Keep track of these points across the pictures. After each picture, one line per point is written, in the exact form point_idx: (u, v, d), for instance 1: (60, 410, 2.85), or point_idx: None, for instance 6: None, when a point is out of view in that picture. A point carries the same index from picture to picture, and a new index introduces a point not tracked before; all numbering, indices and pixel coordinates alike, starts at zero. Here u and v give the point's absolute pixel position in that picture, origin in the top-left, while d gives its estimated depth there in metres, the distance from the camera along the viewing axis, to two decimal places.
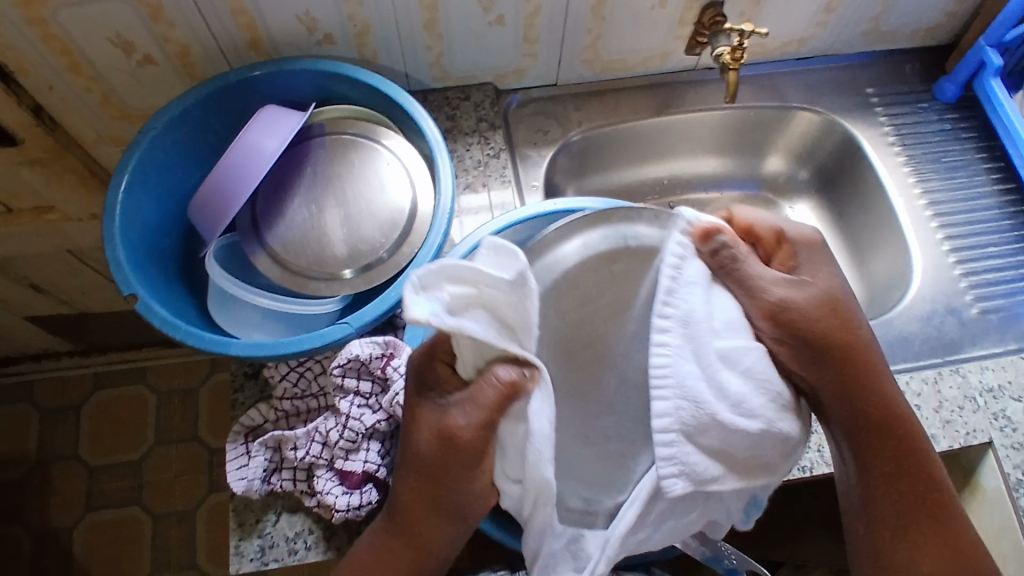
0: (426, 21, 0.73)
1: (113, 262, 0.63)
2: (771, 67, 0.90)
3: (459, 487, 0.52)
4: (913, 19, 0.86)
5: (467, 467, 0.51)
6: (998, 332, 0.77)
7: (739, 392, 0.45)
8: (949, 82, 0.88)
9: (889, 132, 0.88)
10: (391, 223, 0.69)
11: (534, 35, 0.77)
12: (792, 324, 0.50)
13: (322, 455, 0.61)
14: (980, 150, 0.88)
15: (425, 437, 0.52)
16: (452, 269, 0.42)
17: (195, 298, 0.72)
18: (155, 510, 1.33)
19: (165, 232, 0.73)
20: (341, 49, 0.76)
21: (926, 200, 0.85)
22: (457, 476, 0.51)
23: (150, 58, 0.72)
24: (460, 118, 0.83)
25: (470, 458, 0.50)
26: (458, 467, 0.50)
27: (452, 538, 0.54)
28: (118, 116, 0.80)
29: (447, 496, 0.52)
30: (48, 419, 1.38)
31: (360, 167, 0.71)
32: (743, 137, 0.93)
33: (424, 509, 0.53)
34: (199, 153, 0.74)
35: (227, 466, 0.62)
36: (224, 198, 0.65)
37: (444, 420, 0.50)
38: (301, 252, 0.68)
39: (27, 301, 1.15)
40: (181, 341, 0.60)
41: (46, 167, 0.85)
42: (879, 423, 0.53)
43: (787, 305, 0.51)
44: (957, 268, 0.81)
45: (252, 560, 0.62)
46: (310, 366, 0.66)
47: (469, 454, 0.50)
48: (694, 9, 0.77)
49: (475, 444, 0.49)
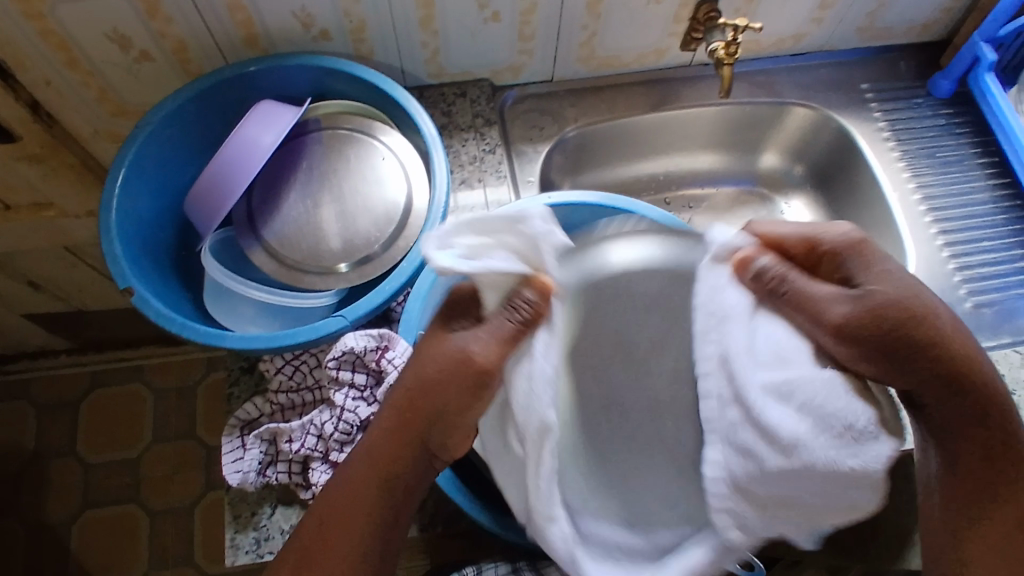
0: (422, 17, 0.73)
1: (109, 256, 0.64)
2: (767, 63, 0.90)
3: (449, 413, 0.50)
4: (908, 16, 0.86)
5: (469, 389, 0.49)
6: (991, 327, 0.77)
7: (777, 416, 0.42)
8: (943, 78, 0.88)
9: (884, 128, 0.89)
10: (386, 218, 0.69)
11: (530, 31, 0.77)
12: (858, 340, 0.47)
13: (317, 447, 0.62)
14: (974, 147, 0.88)
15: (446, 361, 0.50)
16: (479, 221, 0.49)
17: (190, 293, 0.72)
18: (153, 507, 1.33)
19: (161, 227, 0.73)
20: (337, 45, 0.76)
21: (920, 195, 0.85)
22: (453, 403, 0.49)
23: (146, 53, 0.72)
24: (455, 114, 0.83)
25: (480, 387, 0.49)
26: (457, 396, 0.49)
27: (421, 474, 0.52)
28: (115, 111, 0.81)
29: (436, 422, 0.50)
30: (45, 416, 1.38)
31: (356, 162, 0.71)
32: (739, 133, 0.93)
33: (410, 436, 0.51)
34: (195, 148, 0.74)
35: (223, 459, 0.63)
36: (220, 193, 0.65)
37: (461, 348, 0.49)
38: (297, 246, 0.68)
39: (25, 298, 1.15)
40: (177, 334, 0.61)
41: (42, 162, 0.85)
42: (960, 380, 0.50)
43: (851, 321, 0.47)
44: (951, 263, 0.81)
45: (247, 552, 0.62)
46: (306, 359, 0.66)
47: (474, 381, 0.48)
48: (690, 6, 0.77)
49: (490, 373, 0.48)
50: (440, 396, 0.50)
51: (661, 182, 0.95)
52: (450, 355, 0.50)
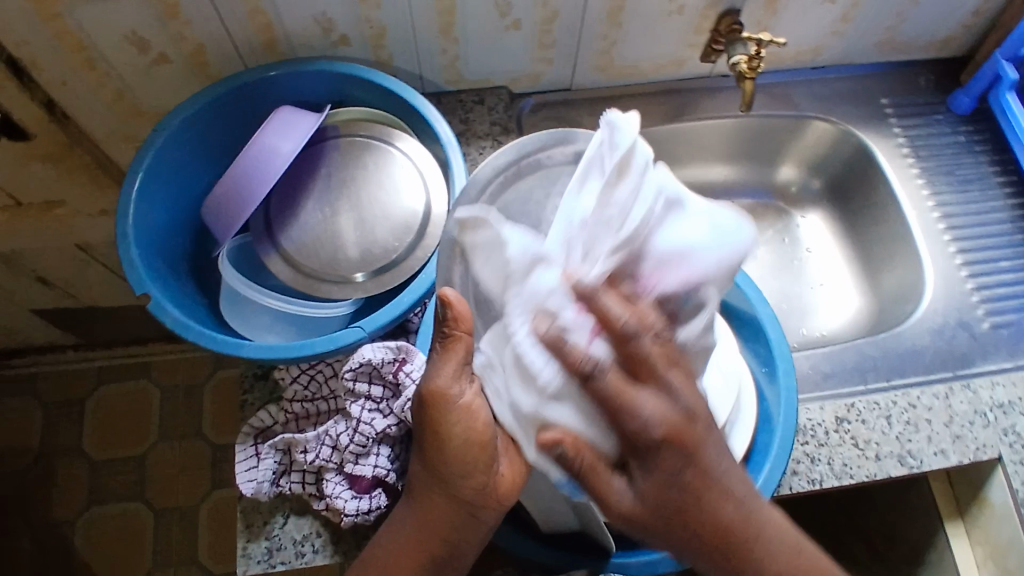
0: (442, 24, 0.72)
1: (127, 261, 0.63)
2: (785, 75, 0.90)
3: (467, 472, 0.50)
4: (930, 30, 0.85)
5: (463, 441, 0.49)
6: (1010, 347, 0.76)
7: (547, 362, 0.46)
8: (964, 95, 0.88)
9: (903, 143, 0.88)
10: (404, 226, 0.68)
11: (550, 39, 0.77)
12: None
13: (332, 458, 0.61)
14: (993, 164, 0.88)
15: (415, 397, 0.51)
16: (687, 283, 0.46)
17: (207, 299, 0.72)
18: (158, 506, 1.33)
19: (178, 231, 0.73)
20: (357, 50, 0.75)
21: (939, 213, 0.84)
22: (453, 451, 0.50)
23: (165, 56, 0.72)
24: (473, 121, 0.82)
25: (450, 411, 0.49)
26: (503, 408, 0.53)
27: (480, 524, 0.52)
28: (131, 113, 0.80)
29: (454, 463, 0.50)
30: (50, 413, 1.38)
31: (374, 171, 0.70)
32: (754, 145, 0.93)
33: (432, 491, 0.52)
34: (213, 152, 0.74)
35: (236, 467, 0.62)
36: (239, 201, 0.65)
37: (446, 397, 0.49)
38: (314, 254, 0.68)
39: (32, 294, 1.15)
40: (194, 342, 0.60)
41: (57, 162, 0.85)
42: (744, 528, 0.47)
43: None
44: (969, 282, 0.80)
45: (259, 562, 0.62)
46: (321, 369, 0.65)
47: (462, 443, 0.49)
48: (711, 17, 0.77)
49: (445, 395, 0.49)
50: (453, 459, 0.50)
51: None
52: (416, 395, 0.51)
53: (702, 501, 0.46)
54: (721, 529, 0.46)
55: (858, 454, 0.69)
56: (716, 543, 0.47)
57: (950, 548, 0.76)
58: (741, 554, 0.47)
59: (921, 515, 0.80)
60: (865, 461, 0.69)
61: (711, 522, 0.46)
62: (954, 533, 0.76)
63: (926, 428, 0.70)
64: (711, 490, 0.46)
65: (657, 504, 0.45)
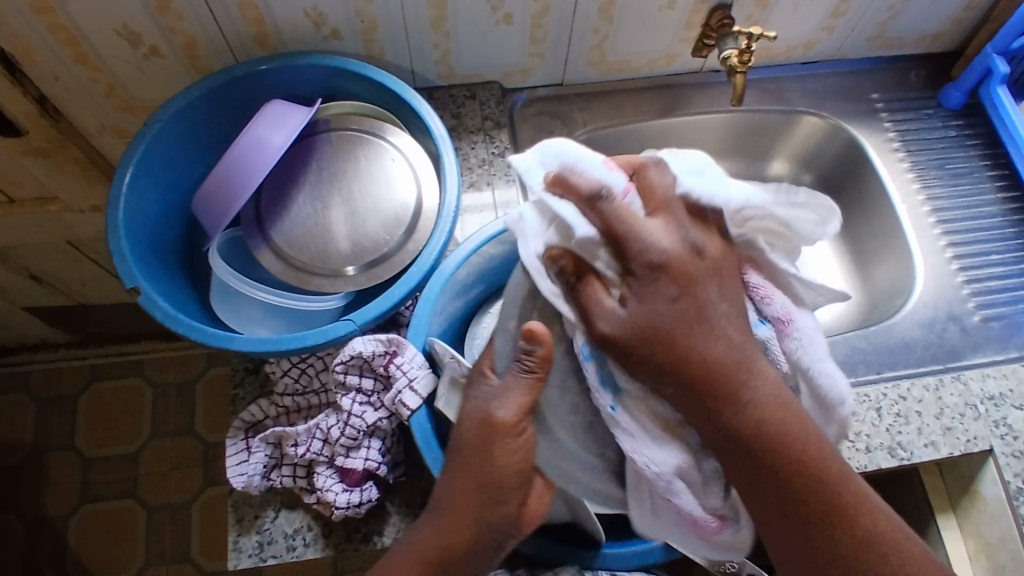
0: (434, 18, 0.72)
1: (116, 254, 0.63)
2: (777, 70, 0.90)
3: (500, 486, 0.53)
4: (920, 25, 0.85)
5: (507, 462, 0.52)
6: (999, 340, 0.77)
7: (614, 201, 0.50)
8: (955, 89, 0.88)
9: (894, 138, 0.88)
10: (395, 220, 0.68)
11: (542, 33, 0.77)
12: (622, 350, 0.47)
13: (323, 452, 0.61)
14: (984, 159, 0.88)
15: (469, 426, 0.53)
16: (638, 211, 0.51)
17: (197, 294, 0.72)
18: (151, 503, 1.32)
19: (168, 225, 0.72)
20: (348, 44, 0.75)
21: (930, 207, 0.85)
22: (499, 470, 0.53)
23: (155, 49, 0.72)
24: (465, 116, 0.82)
25: (511, 443, 0.52)
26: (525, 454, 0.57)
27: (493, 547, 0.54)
28: (121, 106, 0.80)
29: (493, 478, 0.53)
30: (43, 411, 1.38)
31: (365, 164, 0.70)
32: (746, 141, 0.93)
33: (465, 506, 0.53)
34: (203, 146, 0.73)
35: (227, 461, 0.62)
36: (230, 194, 0.65)
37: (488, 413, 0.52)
38: (305, 248, 0.68)
39: (24, 291, 1.14)
40: (184, 335, 0.60)
41: (47, 157, 0.84)
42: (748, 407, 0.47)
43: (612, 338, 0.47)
44: (960, 275, 0.81)
45: (250, 556, 0.62)
46: (312, 362, 0.65)
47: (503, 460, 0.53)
48: (703, 12, 0.77)
49: (515, 427, 0.52)
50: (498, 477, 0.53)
51: None
52: (477, 414, 0.53)
53: (690, 336, 0.46)
54: (711, 370, 0.47)
55: (849, 447, 0.69)
56: (703, 381, 0.46)
57: (940, 540, 0.76)
58: (727, 389, 0.47)
59: (912, 508, 0.81)
60: (855, 453, 0.69)
61: (712, 373, 0.47)
62: (945, 525, 0.77)
63: (916, 421, 0.71)
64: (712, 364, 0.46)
65: (646, 326, 0.46)
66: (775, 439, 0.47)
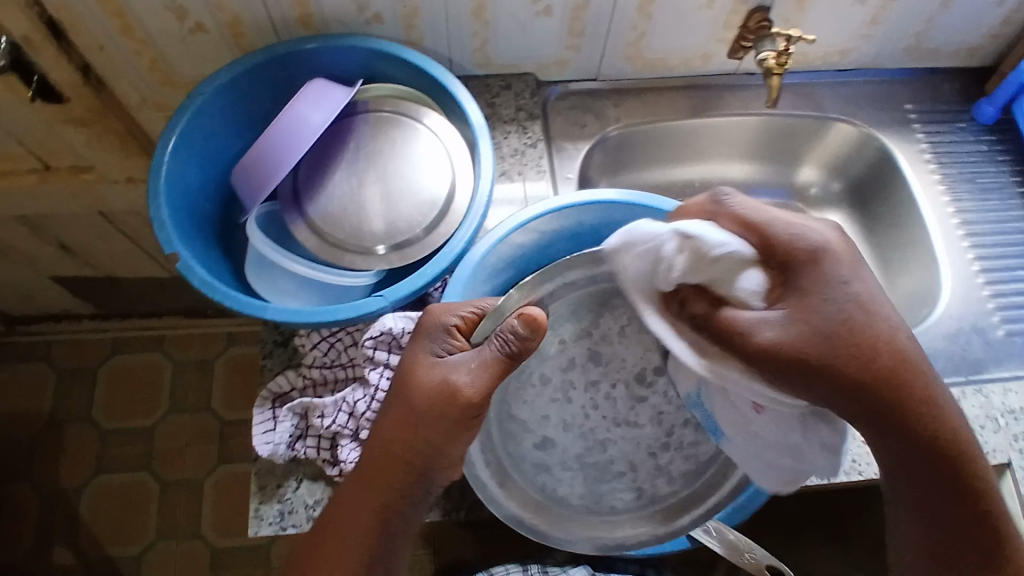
0: (474, 7, 0.73)
1: (157, 221, 0.64)
2: (812, 76, 0.90)
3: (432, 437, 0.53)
4: (959, 37, 0.85)
5: (439, 413, 0.53)
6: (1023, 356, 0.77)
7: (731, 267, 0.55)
8: (988, 104, 0.88)
9: (926, 149, 0.88)
10: (429, 203, 0.69)
11: (580, 27, 0.78)
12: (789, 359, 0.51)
13: (348, 425, 0.62)
14: (1015, 174, 0.88)
15: (423, 390, 0.53)
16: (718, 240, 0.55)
17: (232, 264, 0.74)
18: (165, 478, 1.34)
19: (207, 197, 0.74)
20: (388, 28, 0.76)
21: (959, 219, 0.85)
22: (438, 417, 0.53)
23: (201, 25, 0.73)
24: (499, 106, 0.83)
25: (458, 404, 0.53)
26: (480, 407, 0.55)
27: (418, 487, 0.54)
28: (164, 81, 0.82)
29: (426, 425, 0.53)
30: (62, 382, 1.40)
31: (401, 146, 0.71)
32: (776, 145, 0.93)
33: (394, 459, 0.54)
34: (243, 122, 0.75)
35: (253, 429, 0.63)
36: (268, 169, 0.66)
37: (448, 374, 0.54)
38: (339, 225, 0.69)
39: (53, 260, 1.16)
40: (219, 303, 0.61)
41: (87, 127, 0.86)
42: (905, 384, 0.51)
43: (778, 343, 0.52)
44: (986, 289, 0.81)
45: (271, 524, 0.63)
46: (341, 337, 0.66)
47: (442, 417, 0.53)
48: (741, 13, 0.77)
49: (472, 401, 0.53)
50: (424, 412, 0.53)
51: (696, 188, 0.95)
52: (437, 379, 0.54)
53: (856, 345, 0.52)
54: (891, 376, 0.51)
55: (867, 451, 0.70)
56: (863, 374, 0.51)
57: None
58: (879, 377, 0.51)
59: None
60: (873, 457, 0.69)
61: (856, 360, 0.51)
62: None
63: None
64: (909, 364, 0.52)
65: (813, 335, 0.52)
66: (939, 434, 0.52)
